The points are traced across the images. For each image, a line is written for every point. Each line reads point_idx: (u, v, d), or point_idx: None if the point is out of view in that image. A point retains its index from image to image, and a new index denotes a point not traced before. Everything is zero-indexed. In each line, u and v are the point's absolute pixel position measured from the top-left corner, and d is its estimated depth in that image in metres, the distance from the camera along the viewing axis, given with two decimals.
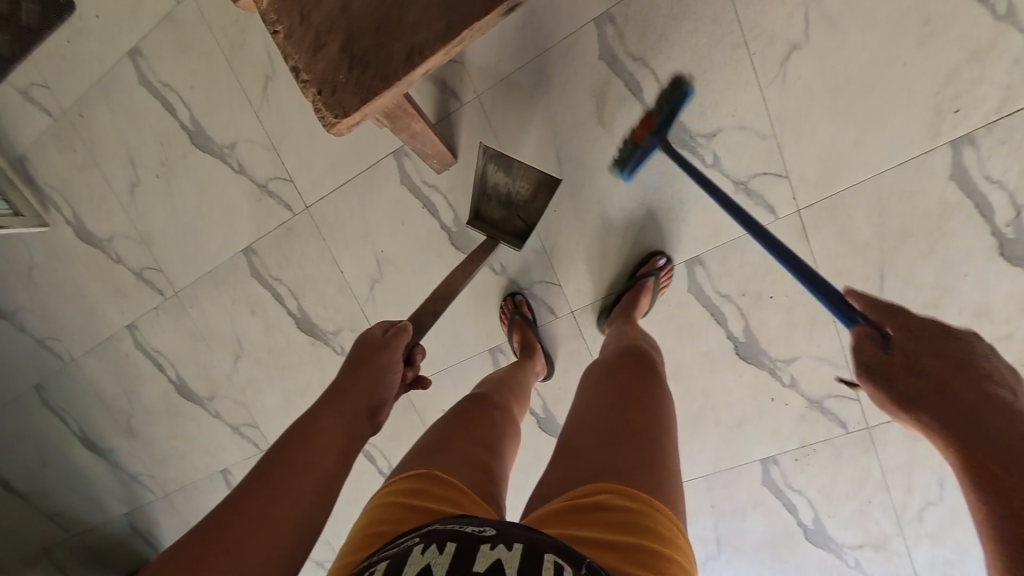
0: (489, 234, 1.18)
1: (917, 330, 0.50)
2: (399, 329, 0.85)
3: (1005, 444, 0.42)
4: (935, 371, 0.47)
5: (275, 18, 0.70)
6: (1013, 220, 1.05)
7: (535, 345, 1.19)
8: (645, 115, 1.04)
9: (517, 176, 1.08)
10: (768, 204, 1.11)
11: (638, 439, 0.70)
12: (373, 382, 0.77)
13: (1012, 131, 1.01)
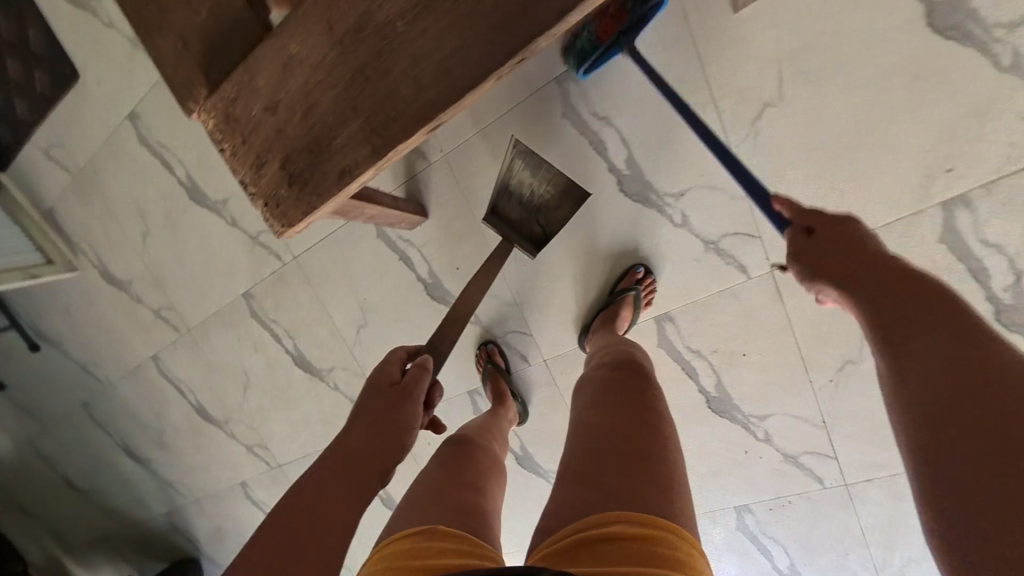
0: (503, 234, 1.15)
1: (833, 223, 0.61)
2: (420, 366, 0.78)
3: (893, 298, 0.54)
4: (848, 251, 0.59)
5: (221, 137, 0.74)
6: (1012, 286, 1.00)
7: (506, 394, 1.24)
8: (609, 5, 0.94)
9: (543, 177, 1.12)
10: (740, 264, 1.08)
11: (651, 469, 0.66)
12: (386, 434, 0.71)
13: (1014, 192, 0.95)
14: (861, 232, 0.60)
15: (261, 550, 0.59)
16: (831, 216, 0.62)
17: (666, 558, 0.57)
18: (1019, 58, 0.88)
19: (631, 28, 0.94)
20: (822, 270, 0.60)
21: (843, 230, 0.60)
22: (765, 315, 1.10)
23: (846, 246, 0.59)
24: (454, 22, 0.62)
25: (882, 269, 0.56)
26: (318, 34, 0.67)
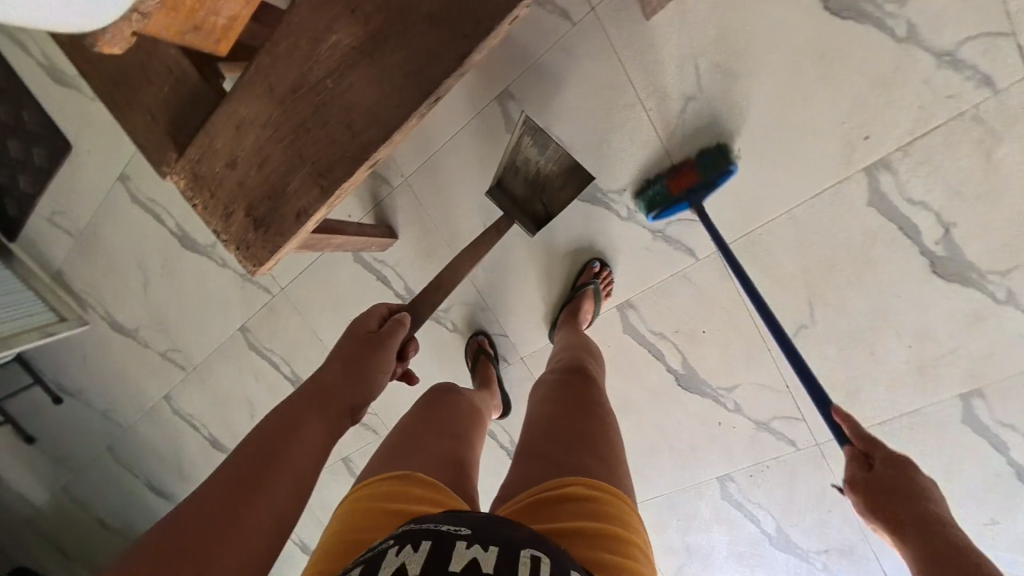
0: (506, 210, 1.20)
1: (893, 460, 0.67)
2: (396, 321, 0.90)
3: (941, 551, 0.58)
4: (903, 489, 0.64)
5: (192, 195, 0.84)
6: (943, 238, 1.06)
7: (493, 380, 1.28)
8: (681, 166, 1.10)
9: (549, 156, 1.16)
10: (687, 248, 1.15)
11: (588, 443, 0.75)
12: (363, 371, 0.81)
13: (929, 151, 1.02)
14: (918, 478, 0.65)
15: (243, 455, 0.65)
16: (889, 451, 0.68)
17: (613, 518, 0.65)
18: (913, 27, 0.95)
19: (701, 188, 1.07)
20: (878, 510, 0.64)
21: (903, 474, 0.65)
22: (717, 293, 1.16)
23: (899, 493, 0.64)
24: (373, 72, 0.71)
25: (936, 526, 0.60)
26: (263, 97, 0.77)
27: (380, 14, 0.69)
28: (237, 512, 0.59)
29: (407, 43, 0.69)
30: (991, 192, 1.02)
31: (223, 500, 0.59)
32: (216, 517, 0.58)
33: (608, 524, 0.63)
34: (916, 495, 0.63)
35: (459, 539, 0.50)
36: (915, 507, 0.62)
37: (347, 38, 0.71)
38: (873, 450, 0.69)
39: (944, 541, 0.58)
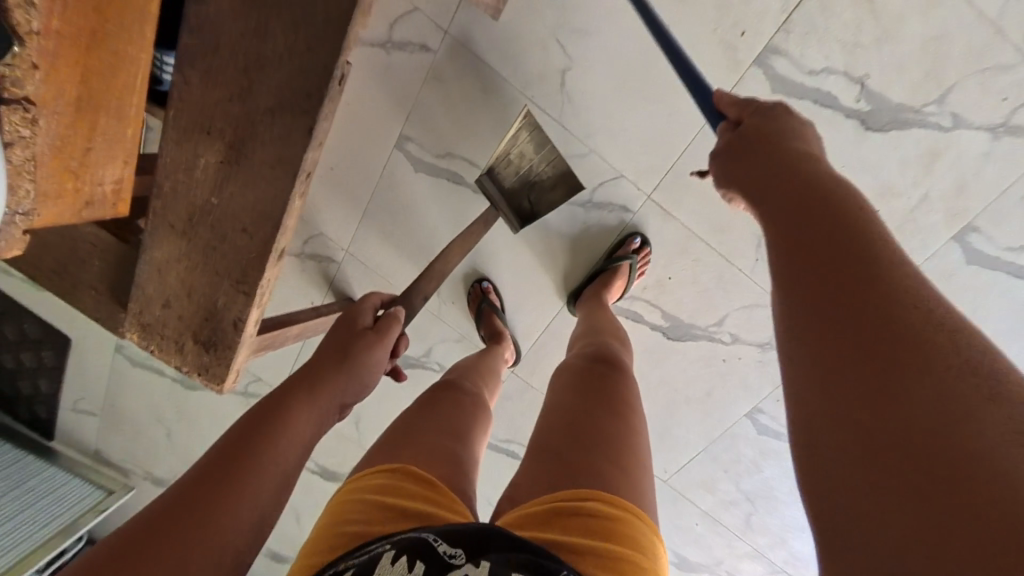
0: (494, 201, 1.16)
1: (763, 114, 0.63)
2: (390, 316, 0.89)
3: (807, 180, 0.55)
4: (769, 136, 0.61)
5: (146, 343, 0.92)
6: (861, 93, 1.01)
7: (501, 332, 1.25)
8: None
9: (541, 156, 1.10)
10: (620, 205, 1.17)
11: (608, 447, 0.73)
12: (356, 362, 0.79)
13: (810, 19, 0.98)
14: (785, 122, 0.62)
15: (230, 445, 0.61)
16: (759, 107, 0.64)
17: (627, 539, 0.63)
18: None
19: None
20: (738, 166, 0.62)
21: (769, 120, 0.62)
22: (666, 237, 1.17)
23: (761, 144, 0.61)
24: (248, 176, 0.76)
25: (790, 157, 0.58)
26: (169, 234, 0.83)
27: (229, 124, 0.73)
28: (226, 499, 0.55)
29: (264, 140, 0.73)
30: (889, 30, 0.98)
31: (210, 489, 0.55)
32: (201, 507, 0.54)
33: (619, 544, 0.62)
34: (778, 137, 0.60)
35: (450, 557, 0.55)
36: (769, 147, 0.60)
37: (213, 156, 0.76)
38: (744, 117, 0.65)
39: (793, 163, 0.57)
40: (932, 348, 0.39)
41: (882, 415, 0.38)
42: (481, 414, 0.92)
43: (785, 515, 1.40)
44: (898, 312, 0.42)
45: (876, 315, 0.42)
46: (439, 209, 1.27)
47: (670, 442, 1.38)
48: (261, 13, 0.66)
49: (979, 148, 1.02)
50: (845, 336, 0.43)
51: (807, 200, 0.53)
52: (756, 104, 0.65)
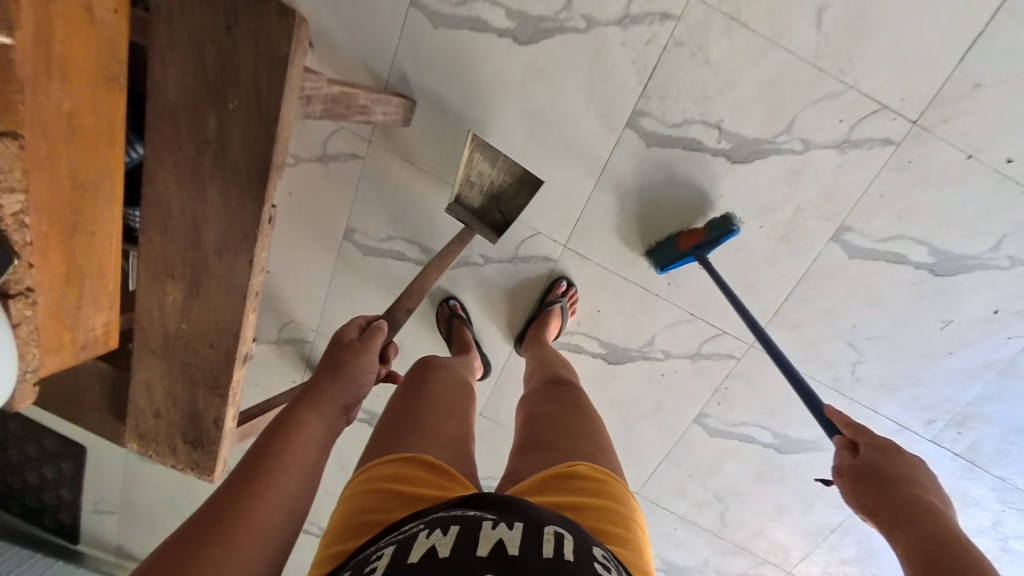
0: (468, 221, 1.26)
1: (876, 444, 0.68)
2: (374, 328, 0.89)
3: (938, 545, 0.55)
4: (887, 471, 0.64)
5: (146, 449, 1.09)
6: (721, 134, 1.17)
7: (471, 343, 1.31)
8: (693, 228, 1.22)
9: (500, 167, 1.26)
10: (543, 256, 1.34)
11: (587, 436, 0.85)
12: (346, 372, 0.81)
13: (663, 84, 1.14)
14: (903, 464, 0.65)
15: (241, 466, 0.63)
16: (875, 438, 0.69)
17: (611, 496, 0.73)
18: (587, 17, 1.11)
19: (708, 246, 1.19)
20: (866, 503, 0.64)
21: (886, 458, 0.66)
22: (588, 276, 1.34)
23: (884, 481, 0.64)
24: (209, 303, 0.93)
25: (917, 512, 0.59)
26: (153, 357, 1.00)
27: (186, 266, 0.91)
28: (252, 504, 0.59)
29: (216, 274, 0.91)
30: (730, 82, 1.12)
31: (230, 508, 0.58)
32: (228, 517, 0.57)
33: (607, 499, 0.71)
34: (899, 482, 0.63)
35: (485, 522, 0.54)
36: (896, 490, 0.62)
37: (178, 292, 0.93)
38: (860, 442, 0.70)
39: (928, 522, 0.58)
40: None
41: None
42: (464, 390, 0.96)
43: (756, 508, 1.49)
44: None
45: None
46: (390, 283, 1.44)
47: (634, 454, 1.51)
48: (198, 184, 0.84)
49: (833, 160, 1.16)
50: None
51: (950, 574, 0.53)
52: (874, 437, 0.69)
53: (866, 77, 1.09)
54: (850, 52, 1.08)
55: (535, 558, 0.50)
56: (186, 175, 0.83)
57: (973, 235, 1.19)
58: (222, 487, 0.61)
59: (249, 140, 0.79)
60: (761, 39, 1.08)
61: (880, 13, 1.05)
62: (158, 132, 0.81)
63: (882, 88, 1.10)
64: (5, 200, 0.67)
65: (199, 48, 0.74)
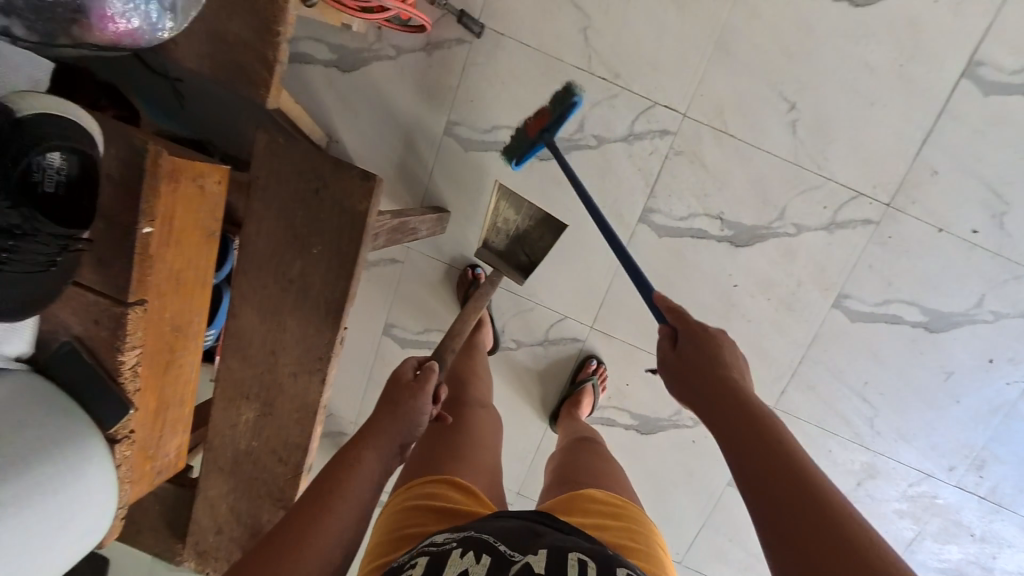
0: (495, 265, 1.35)
1: (692, 332, 0.78)
2: (428, 369, 0.95)
3: (739, 412, 0.69)
4: (699, 356, 0.76)
5: (203, 567, 1.09)
6: (722, 224, 1.32)
7: (482, 318, 1.38)
8: (539, 111, 1.25)
9: (523, 213, 1.37)
10: (571, 337, 1.44)
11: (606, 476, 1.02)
12: (406, 415, 0.87)
13: (668, 186, 1.31)
14: (711, 346, 0.76)
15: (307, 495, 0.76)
16: (692, 327, 0.78)
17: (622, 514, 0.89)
18: (597, 136, 1.29)
19: (552, 125, 1.23)
20: (688, 390, 0.75)
21: (699, 343, 0.76)
22: (614, 353, 1.44)
23: (699, 364, 0.75)
24: (279, 420, 1.00)
25: (725, 388, 0.72)
26: (220, 474, 1.04)
27: (261, 388, 0.98)
28: (314, 531, 0.72)
29: (289, 393, 0.98)
30: (725, 182, 1.29)
31: (296, 535, 0.71)
32: (296, 541, 0.70)
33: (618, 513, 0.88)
34: (708, 364, 0.75)
35: (513, 555, 0.62)
36: (706, 371, 0.74)
37: (251, 412, 1.00)
38: (678, 332, 0.79)
39: (735, 396, 0.70)
40: None
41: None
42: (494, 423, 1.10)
43: None
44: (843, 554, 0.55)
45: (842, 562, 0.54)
46: None
47: (672, 521, 1.54)
48: (279, 316, 0.94)
49: (822, 240, 1.31)
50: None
51: (748, 432, 0.66)
52: (691, 324, 0.79)
53: (839, 171, 1.27)
54: (824, 153, 1.26)
55: (562, 575, 0.58)
56: (267, 309, 0.93)
57: (956, 294, 1.33)
58: (292, 511, 0.75)
59: (328, 278, 0.90)
60: (747, 146, 1.26)
61: (843, 121, 1.24)
62: (246, 275, 0.92)
63: (855, 178, 1.27)
64: (125, 356, 0.78)
65: (290, 208, 0.87)
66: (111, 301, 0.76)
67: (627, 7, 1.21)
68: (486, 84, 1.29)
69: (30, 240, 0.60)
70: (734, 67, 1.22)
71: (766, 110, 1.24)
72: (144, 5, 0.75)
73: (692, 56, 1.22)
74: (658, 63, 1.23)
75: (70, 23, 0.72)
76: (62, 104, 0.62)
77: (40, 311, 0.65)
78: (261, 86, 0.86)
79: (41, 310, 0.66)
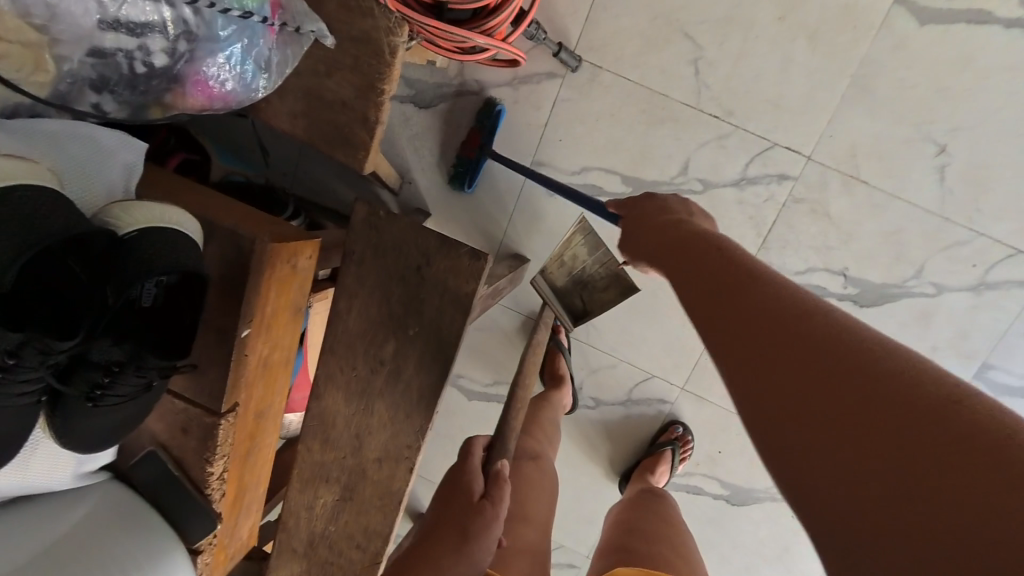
0: (545, 300, 1.12)
1: (633, 201, 0.82)
2: (497, 478, 0.76)
3: (664, 233, 0.69)
4: (638, 213, 0.79)
5: None
6: (845, 280, 1.15)
7: (563, 373, 1.23)
8: (470, 131, 1.18)
9: (599, 258, 1.08)
10: (658, 398, 1.28)
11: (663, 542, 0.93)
12: (472, 553, 0.68)
13: (781, 237, 1.15)
14: (652, 201, 0.79)
15: None
16: (635, 199, 0.83)
17: None
18: (702, 180, 1.14)
19: (487, 137, 1.15)
20: (632, 242, 0.77)
21: (640, 205, 0.80)
22: (705, 416, 1.28)
23: (640, 217, 0.78)
24: (361, 509, 0.89)
25: (656, 221, 0.73)
26: (292, 559, 0.95)
27: (342, 474, 0.88)
28: None
29: (373, 481, 0.87)
30: (852, 234, 1.12)
31: None
32: None
33: None
34: (647, 213, 0.77)
35: None
36: (646, 219, 0.76)
37: (328, 498, 0.90)
38: (624, 208, 0.84)
39: (663, 224, 0.71)
40: (820, 323, 0.43)
41: (932, 478, 0.34)
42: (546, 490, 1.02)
43: None
44: (755, 287, 0.49)
45: (820, 349, 0.41)
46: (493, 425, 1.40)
47: None
48: (367, 400, 0.83)
49: (967, 301, 1.12)
50: (726, 323, 0.48)
51: (669, 239, 0.67)
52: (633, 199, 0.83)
53: (995, 224, 1.08)
54: (977, 203, 1.07)
55: None
56: (355, 392, 0.83)
57: None
58: None
59: (424, 363, 0.80)
60: (882, 195, 1.10)
61: (1003, 169, 1.05)
62: (334, 355, 0.83)
63: (1013, 234, 1.08)
64: (212, 466, 0.70)
65: (388, 285, 0.78)
66: (203, 409, 0.69)
67: (746, 38, 1.06)
68: (578, 121, 1.16)
69: (132, 375, 0.58)
70: (872, 106, 1.06)
71: (907, 155, 1.07)
72: (240, 65, 0.67)
73: (821, 93, 1.07)
74: (781, 101, 1.09)
75: (164, 92, 0.66)
76: (178, 217, 0.60)
77: (133, 428, 0.64)
78: (359, 149, 0.77)
79: (129, 427, 0.64)
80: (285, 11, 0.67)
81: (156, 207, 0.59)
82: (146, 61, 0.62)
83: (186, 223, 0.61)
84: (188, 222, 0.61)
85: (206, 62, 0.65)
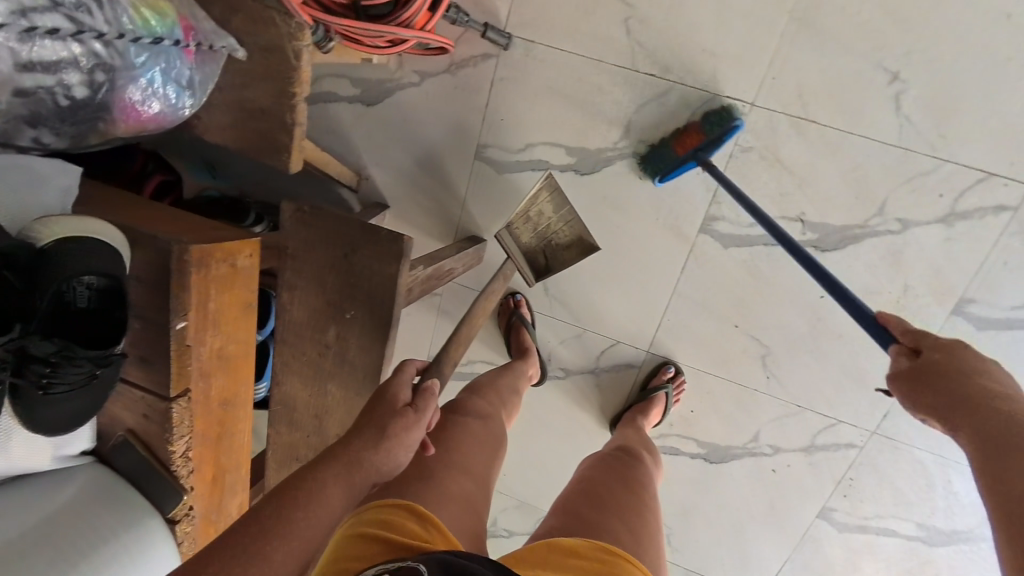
0: (511, 257, 1.16)
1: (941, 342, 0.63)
2: (426, 393, 0.77)
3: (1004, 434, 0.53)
4: (950, 364, 0.61)
5: None
6: (803, 226, 1.11)
7: (528, 346, 1.25)
8: (690, 127, 1.07)
9: (565, 218, 1.14)
10: (625, 363, 1.29)
11: (617, 509, 0.90)
12: (393, 447, 0.69)
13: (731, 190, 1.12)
14: (969, 354, 0.61)
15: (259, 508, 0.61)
16: (937, 340, 0.64)
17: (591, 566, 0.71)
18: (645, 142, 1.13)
19: (711, 145, 1.04)
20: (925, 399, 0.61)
21: (951, 353, 0.61)
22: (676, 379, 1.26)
23: (949, 374, 0.60)
24: None
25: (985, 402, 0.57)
26: None
27: (308, 451, 0.96)
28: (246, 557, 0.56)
29: None
30: (806, 178, 1.08)
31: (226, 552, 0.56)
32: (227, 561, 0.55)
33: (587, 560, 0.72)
34: (974, 375, 0.59)
35: None
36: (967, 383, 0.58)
37: None
38: (921, 343, 0.65)
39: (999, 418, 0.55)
40: None
41: None
42: (494, 442, 0.94)
43: None
44: None
45: None
46: None
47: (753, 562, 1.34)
48: (320, 381, 0.91)
49: (938, 236, 1.06)
50: None
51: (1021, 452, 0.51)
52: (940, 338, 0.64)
53: (963, 148, 1.01)
54: (941, 128, 1.01)
55: None
56: (307, 375, 0.91)
57: None
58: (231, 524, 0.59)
59: (362, 342, 0.86)
60: (834, 133, 1.05)
61: (967, 90, 0.98)
62: (285, 343, 0.90)
63: (984, 158, 1.01)
64: (176, 446, 0.80)
65: (322, 275, 0.84)
66: (163, 398, 0.78)
67: None
68: (517, 98, 1.17)
69: (69, 366, 0.65)
70: (816, 42, 1.01)
71: (860, 87, 1.02)
72: (163, 87, 0.75)
73: (761, 35, 1.03)
74: (718, 50, 1.06)
75: (96, 120, 0.73)
76: (100, 229, 0.69)
77: (92, 415, 0.74)
78: (283, 151, 0.84)
79: (88, 412, 0.73)
80: (196, 31, 0.74)
81: (78, 220, 0.68)
82: (68, 94, 0.67)
83: (103, 232, 0.69)
84: (110, 232, 0.70)
85: (129, 88, 0.72)
